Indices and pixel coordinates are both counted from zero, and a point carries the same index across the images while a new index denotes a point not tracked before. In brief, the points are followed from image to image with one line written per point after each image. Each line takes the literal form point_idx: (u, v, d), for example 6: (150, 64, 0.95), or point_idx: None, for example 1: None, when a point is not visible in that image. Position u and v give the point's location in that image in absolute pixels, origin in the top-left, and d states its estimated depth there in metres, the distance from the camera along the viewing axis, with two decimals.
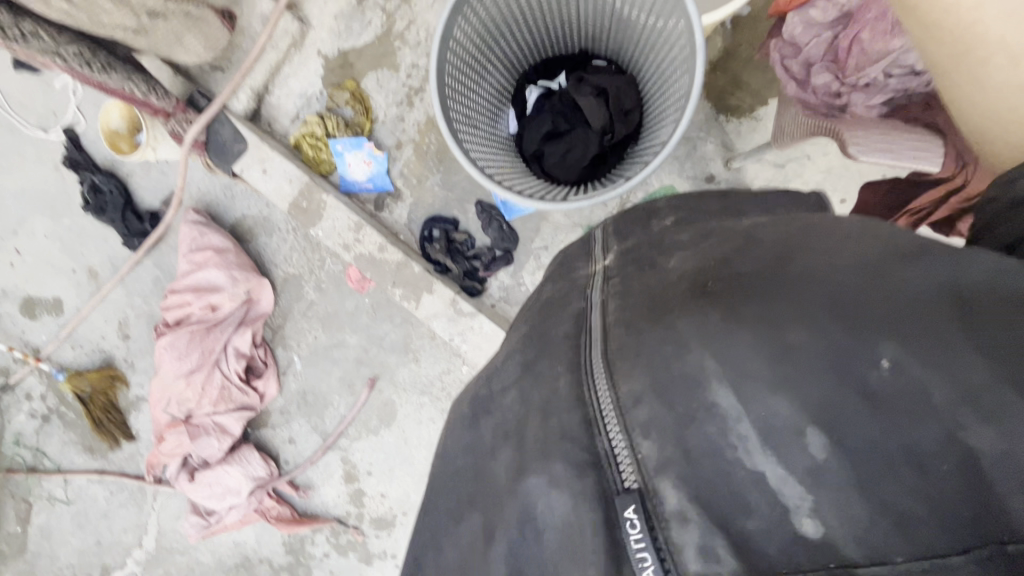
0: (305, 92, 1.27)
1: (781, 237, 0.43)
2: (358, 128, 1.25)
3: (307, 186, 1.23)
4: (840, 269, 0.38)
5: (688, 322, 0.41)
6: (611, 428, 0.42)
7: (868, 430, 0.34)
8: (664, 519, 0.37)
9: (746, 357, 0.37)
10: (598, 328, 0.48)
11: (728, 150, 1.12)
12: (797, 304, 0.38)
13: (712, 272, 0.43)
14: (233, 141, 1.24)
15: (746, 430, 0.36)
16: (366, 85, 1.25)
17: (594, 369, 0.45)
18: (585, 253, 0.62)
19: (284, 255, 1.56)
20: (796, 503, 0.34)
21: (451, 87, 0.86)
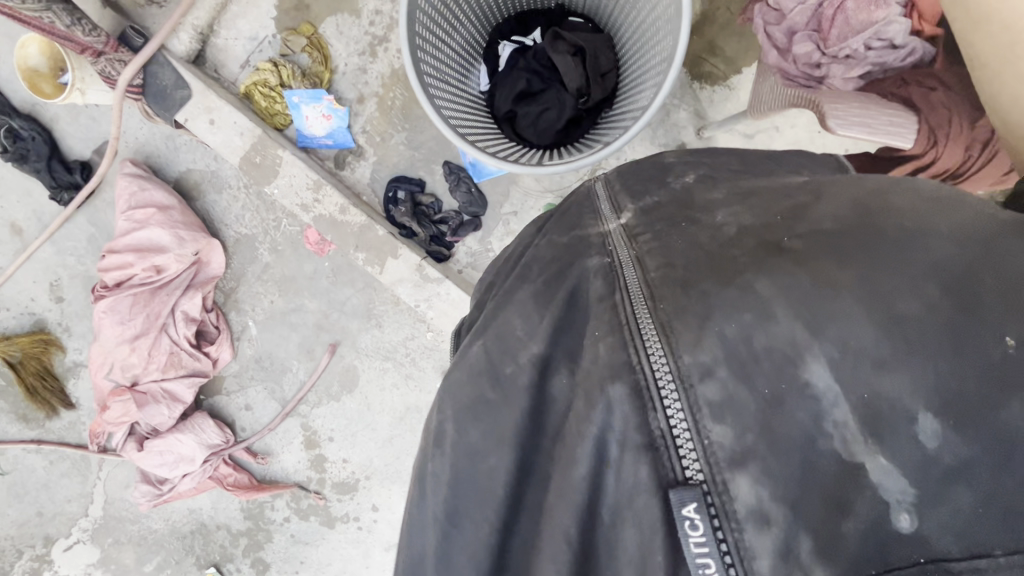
0: (256, 35, 1.16)
1: (864, 202, 0.42)
2: (315, 78, 1.16)
3: (261, 141, 1.14)
4: (943, 242, 0.37)
5: (771, 286, 0.39)
6: (670, 404, 0.40)
7: (989, 415, 0.33)
8: (737, 520, 0.37)
9: (848, 327, 0.36)
10: (641, 286, 0.46)
11: (701, 119, 1.11)
12: (904, 278, 0.36)
13: (794, 235, 0.42)
14: (176, 86, 1.13)
15: (840, 409, 0.36)
16: (324, 31, 1.15)
17: (644, 334, 0.43)
18: (586, 211, 0.57)
19: (235, 214, 1.47)
20: (897, 498, 0.34)
21: (421, 38, 0.81)
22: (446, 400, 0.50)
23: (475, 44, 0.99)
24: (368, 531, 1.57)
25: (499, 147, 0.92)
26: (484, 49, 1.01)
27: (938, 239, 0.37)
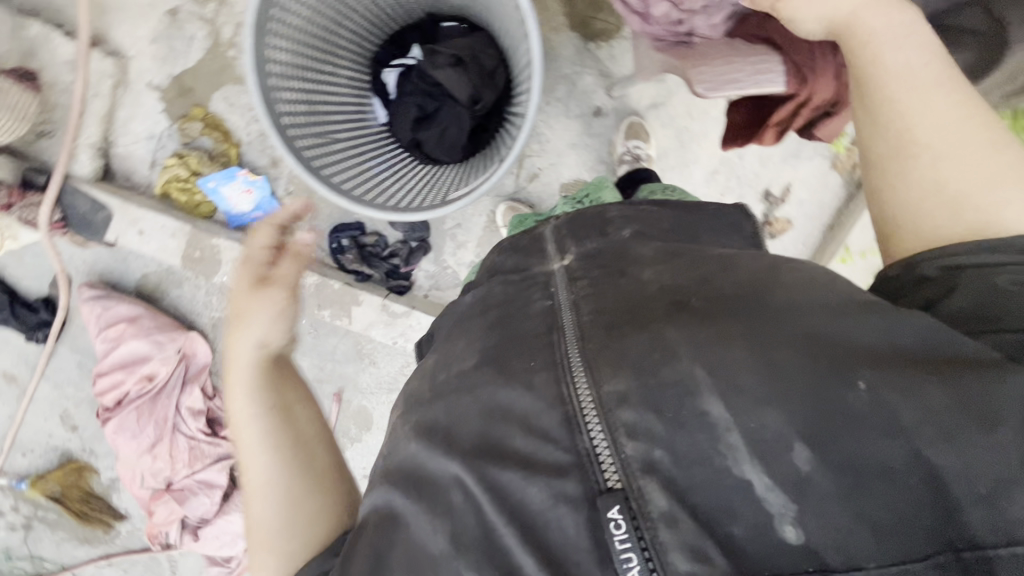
0: (152, 132, 1.14)
1: (756, 272, 0.48)
2: (224, 157, 1.14)
3: (193, 235, 1.15)
4: (809, 308, 0.44)
5: (677, 333, 0.44)
6: (591, 426, 0.42)
7: (850, 446, 0.38)
8: (651, 519, 0.38)
9: (735, 370, 0.41)
10: (571, 325, 0.48)
11: (608, 78, 1.08)
12: (779, 332, 0.42)
13: (698, 291, 0.47)
14: (95, 209, 1.13)
15: (734, 437, 0.39)
16: (216, 108, 1.13)
17: (572, 369, 0.45)
18: (534, 252, 0.60)
19: (203, 301, 1.48)
20: (780, 510, 0.37)
21: (287, 111, 0.80)
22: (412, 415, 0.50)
23: (360, 83, 0.97)
24: None
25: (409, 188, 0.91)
26: (370, 82, 0.98)
27: (806, 306, 0.44)
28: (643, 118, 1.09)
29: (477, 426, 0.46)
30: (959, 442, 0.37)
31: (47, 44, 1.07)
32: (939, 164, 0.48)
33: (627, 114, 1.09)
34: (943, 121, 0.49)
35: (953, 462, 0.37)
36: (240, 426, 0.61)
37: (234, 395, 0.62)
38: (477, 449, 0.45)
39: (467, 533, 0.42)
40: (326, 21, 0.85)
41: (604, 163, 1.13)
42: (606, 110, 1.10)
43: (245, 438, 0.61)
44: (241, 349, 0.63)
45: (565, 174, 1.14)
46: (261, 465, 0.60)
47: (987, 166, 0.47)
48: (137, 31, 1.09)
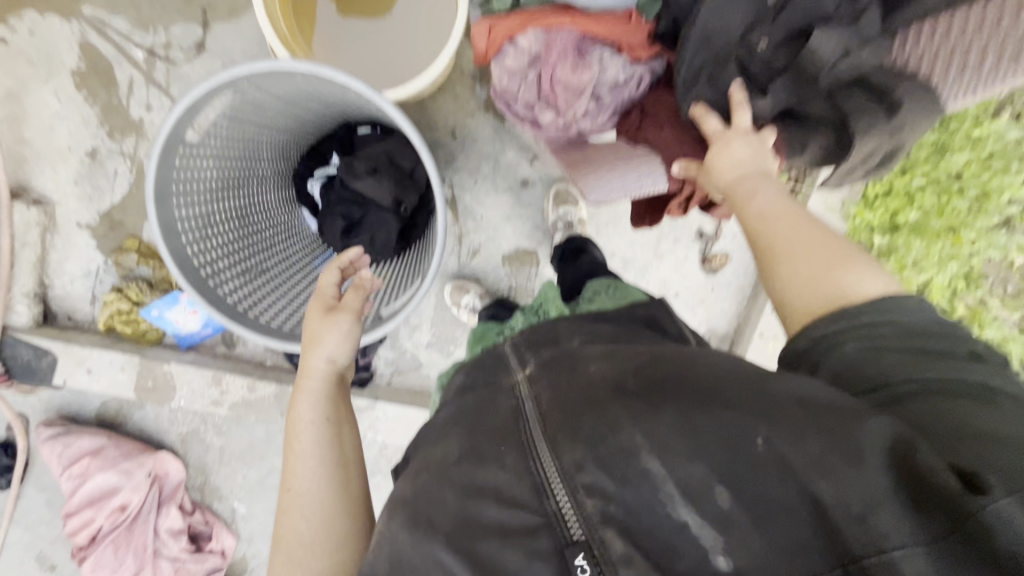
0: (89, 269, 1.14)
1: (678, 356, 0.46)
2: (165, 284, 1.15)
3: (143, 365, 1.14)
4: (719, 376, 0.43)
5: (623, 410, 0.42)
6: (558, 490, 0.40)
7: (760, 485, 0.37)
8: (614, 565, 0.37)
9: (670, 433, 0.40)
10: (536, 418, 0.44)
11: (529, 150, 1.12)
12: (694, 397, 0.41)
13: (637, 372, 0.45)
14: (39, 355, 1.12)
15: (669, 487, 0.38)
16: (148, 236, 1.13)
17: (537, 445, 0.42)
18: (498, 369, 0.54)
19: (168, 418, 1.45)
20: (711, 542, 0.37)
21: (208, 258, 0.80)
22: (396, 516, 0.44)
23: (284, 196, 0.97)
24: None
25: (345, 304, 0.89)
26: (295, 193, 0.98)
27: (714, 376, 0.43)
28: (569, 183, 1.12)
29: (451, 511, 0.41)
30: (835, 470, 0.37)
31: None
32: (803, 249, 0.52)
33: (552, 181, 1.12)
34: (786, 220, 0.54)
35: (829, 489, 0.36)
36: (299, 440, 0.59)
37: (298, 408, 0.61)
38: (453, 523, 0.41)
39: None
40: (237, 154, 0.83)
41: (540, 229, 1.15)
42: (531, 180, 1.13)
43: (300, 457, 0.58)
44: (314, 363, 0.63)
45: (503, 245, 1.16)
46: (312, 488, 0.56)
47: (825, 252, 0.51)
48: (59, 175, 1.10)
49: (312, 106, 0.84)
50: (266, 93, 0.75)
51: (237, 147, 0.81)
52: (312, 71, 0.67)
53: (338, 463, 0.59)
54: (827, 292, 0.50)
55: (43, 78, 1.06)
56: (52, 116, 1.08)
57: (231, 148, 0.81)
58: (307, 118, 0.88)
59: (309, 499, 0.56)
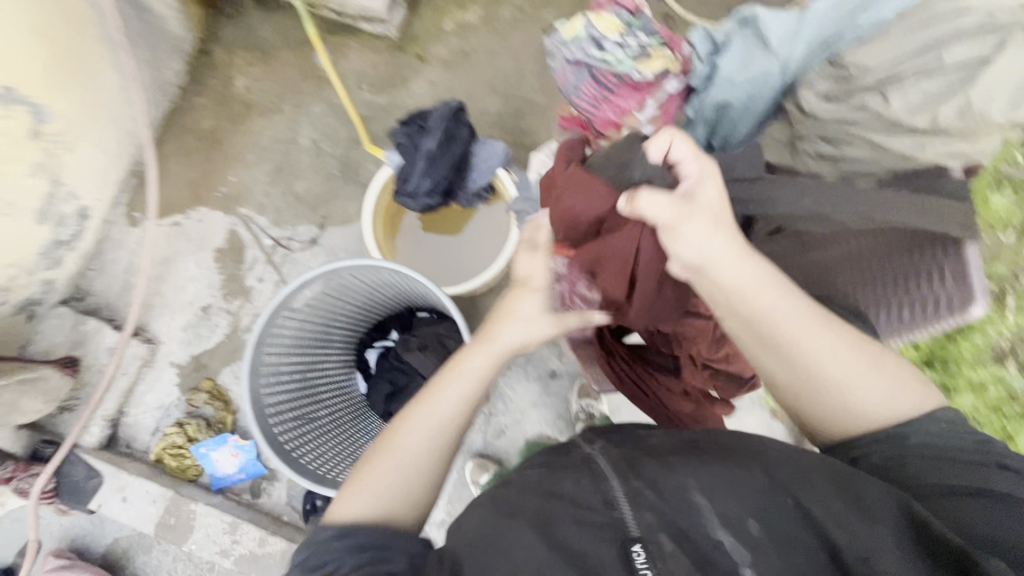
0: (163, 402, 1.30)
1: (735, 437, 0.55)
2: (220, 424, 1.27)
3: (173, 501, 1.19)
4: (768, 447, 0.53)
5: (682, 459, 0.52)
6: (623, 504, 0.50)
7: (788, 523, 0.46)
8: (664, 557, 0.46)
9: (713, 474, 0.49)
10: (605, 461, 0.54)
11: (560, 346, 1.27)
12: (739, 458, 0.51)
13: (696, 440, 0.55)
14: (88, 477, 1.21)
15: (711, 515, 0.47)
16: (223, 381, 1.31)
17: (609, 478, 0.52)
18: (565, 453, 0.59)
19: (168, 568, 1.40)
20: (741, 559, 0.45)
21: (274, 402, 0.92)
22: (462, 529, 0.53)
23: (346, 360, 1.14)
24: None
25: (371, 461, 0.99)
26: (353, 359, 1.16)
27: (760, 447, 0.53)
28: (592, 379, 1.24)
29: (536, 505, 0.52)
30: (851, 523, 0.45)
31: (97, 335, 1.29)
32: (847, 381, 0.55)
33: (578, 375, 1.25)
34: (827, 335, 0.55)
35: (843, 535, 0.45)
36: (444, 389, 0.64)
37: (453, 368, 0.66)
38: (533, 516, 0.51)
39: None
40: (319, 321, 1.01)
41: (562, 418, 1.24)
42: (560, 371, 1.26)
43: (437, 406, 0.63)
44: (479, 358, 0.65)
45: (527, 430, 1.25)
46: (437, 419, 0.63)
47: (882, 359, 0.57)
48: (174, 321, 1.34)
49: (387, 292, 1.05)
50: (358, 277, 0.96)
51: (324, 315, 1.01)
52: (396, 268, 0.89)
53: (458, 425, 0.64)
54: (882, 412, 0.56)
55: (193, 250, 1.38)
56: (187, 278, 1.37)
57: (320, 316, 1.00)
58: (380, 299, 1.09)
59: (427, 432, 0.62)
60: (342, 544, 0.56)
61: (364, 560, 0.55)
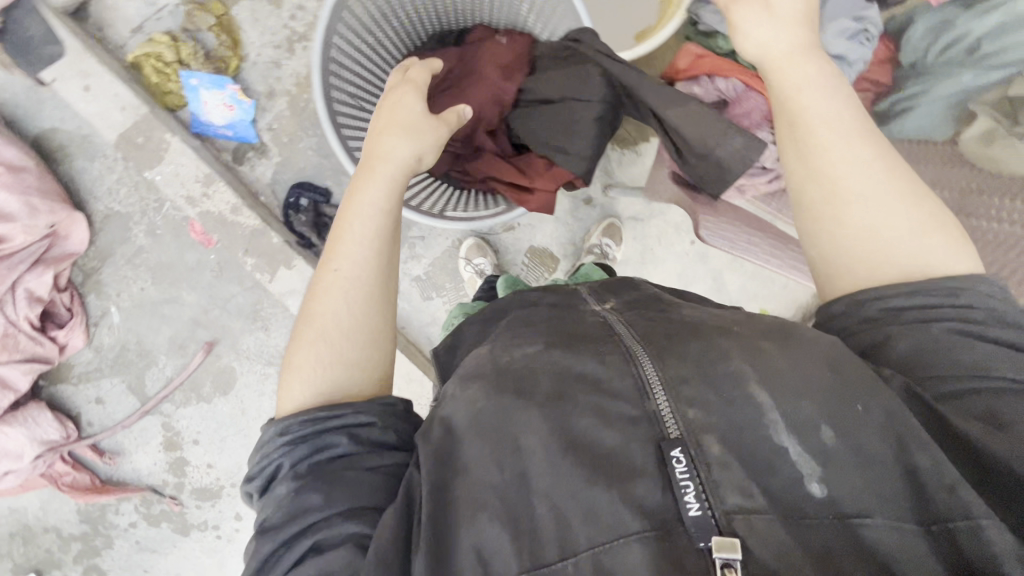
0: (155, 1, 1.05)
1: (780, 324, 0.54)
2: (221, 63, 1.06)
3: (146, 120, 1.03)
4: (823, 344, 0.51)
5: (728, 342, 0.51)
6: (657, 393, 0.48)
7: (862, 423, 0.46)
8: (708, 463, 0.44)
9: (781, 370, 0.48)
10: (627, 335, 0.54)
11: (608, 177, 1.19)
12: (798, 353, 0.50)
13: (731, 324, 0.54)
14: (45, 40, 0.99)
15: (775, 417, 0.46)
16: (237, 14, 1.07)
17: (641, 359, 0.50)
18: (595, 341, 0.54)
19: (108, 187, 1.31)
20: (808, 471, 0.45)
21: (338, 62, 0.84)
22: (458, 418, 0.52)
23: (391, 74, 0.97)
24: (226, 541, 1.55)
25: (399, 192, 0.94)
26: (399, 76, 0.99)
27: (816, 344, 0.51)
28: (621, 223, 1.20)
29: (550, 375, 0.52)
30: (913, 441, 0.46)
31: None
32: (863, 177, 0.58)
33: (609, 214, 1.21)
34: (857, 152, 0.59)
35: (926, 460, 0.45)
36: (346, 259, 0.65)
37: (350, 224, 0.67)
38: (546, 409, 0.50)
39: (535, 472, 0.48)
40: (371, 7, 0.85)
41: (574, 245, 1.21)
42: (595, 202, 1.20)
43: (352, 276, 0.65)
44: (398, 152, 0.72)
45: (536, 238, 1.21)
46: (356, 280, 0.65)
47: (907, 210, 0.57)
48: None
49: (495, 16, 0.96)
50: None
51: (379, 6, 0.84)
52: None
53: (391, 240, 0.69)
54: (902, 256, 0.57)
55: None
56: None
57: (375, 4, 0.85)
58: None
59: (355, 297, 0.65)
60: (283, 443, 0.59)
61: (298, 454, 0.58)
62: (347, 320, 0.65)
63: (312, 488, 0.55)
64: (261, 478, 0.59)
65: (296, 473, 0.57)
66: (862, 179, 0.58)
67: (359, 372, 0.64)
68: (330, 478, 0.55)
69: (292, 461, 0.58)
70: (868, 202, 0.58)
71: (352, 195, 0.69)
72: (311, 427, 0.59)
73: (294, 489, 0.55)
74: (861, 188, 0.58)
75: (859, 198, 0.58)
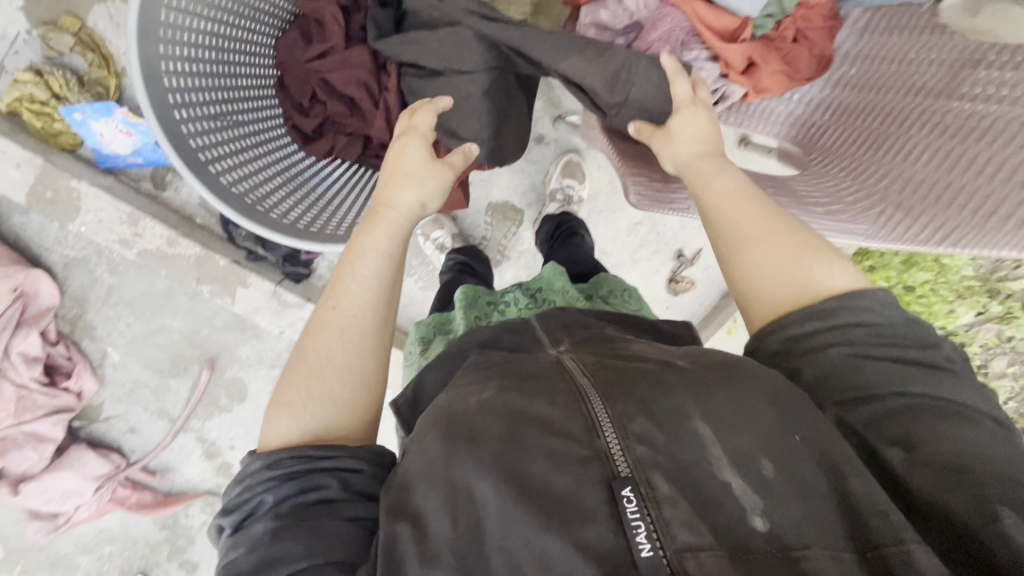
0: (4, 33, 0.92)
1: (721, 357, 0.50)
2: (100, 88, 0.95)
3: (46, 171, 0.96)
4: (772, 378, 0.48)
5: (674, 377, 0.48)
6: (608, 432, 0.44)
7: (802, 455, 0.44)
8: (658, 502, 0.41)
9: (724, 407, 0.45)
10: (570, 369, 0.50)
11: (555, 108, 1.07)
12: (745, 385, 0.47)
13: (677, 359, 0.51)
14: None
15: (719, 453, 0.43)
16: (95, 25, 0.94)
17: (589, 395, 0.46)
18: (548, 377, 0.49)
19: (55, 237, 1.30)
20: (750, 507, 0.41)
21: (173, 76, 0.72)
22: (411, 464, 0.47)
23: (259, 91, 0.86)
24: None
25: (290, 198, 0.85)
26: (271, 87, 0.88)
27: (754, 379, 0.48)
28: (581, 157, 1.09)
29: (502, 422, 0.46)
30: (847, 470, 0.44)
31: None
32: (741, 210, 0.61)
33: (565, 149, 1.10)
34: (740, 208, 0.61)
35: (857, 485, 0.43)
36: (347, 295, 0.56)
37: (353, 266, 0.58)
38: (502, 461, 0.44)
39: (486, 514, 0.43)
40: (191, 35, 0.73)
41: (535, 191, 1.12)
42: (547, 139, 1.09)
43: (353, 310, 0.56)
44: (404, 200, 0.63)
45: (494, 193, 1.11)
46: (359, 316, 0.56)
47: (789, 244, 0.57)
48: None
49: None
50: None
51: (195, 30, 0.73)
52: None
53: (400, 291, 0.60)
54: (793, 280, 0.56)
55: None
56: None
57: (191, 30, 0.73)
58: None
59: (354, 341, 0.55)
60: (267, 478, 0.49)
61: (285, 493, 0.48)
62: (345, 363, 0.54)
63: (289, 536, 0.46)
64: (237, 512, 0.49)
65: (278, 516, 0.47)
66: (741, 212, 0.61)
67: (351, 415, 0.53)
68: (312, 526, 0.46)
69: (276, 499, 0.48)
70: (749, 229, 0.59)
71: (354, 240, 0.60)
72: (301, 466, 0.49)
73: (271, 531, 0.46)
74: (740, 217, 0.60)
75: (739, 225, 0.60)
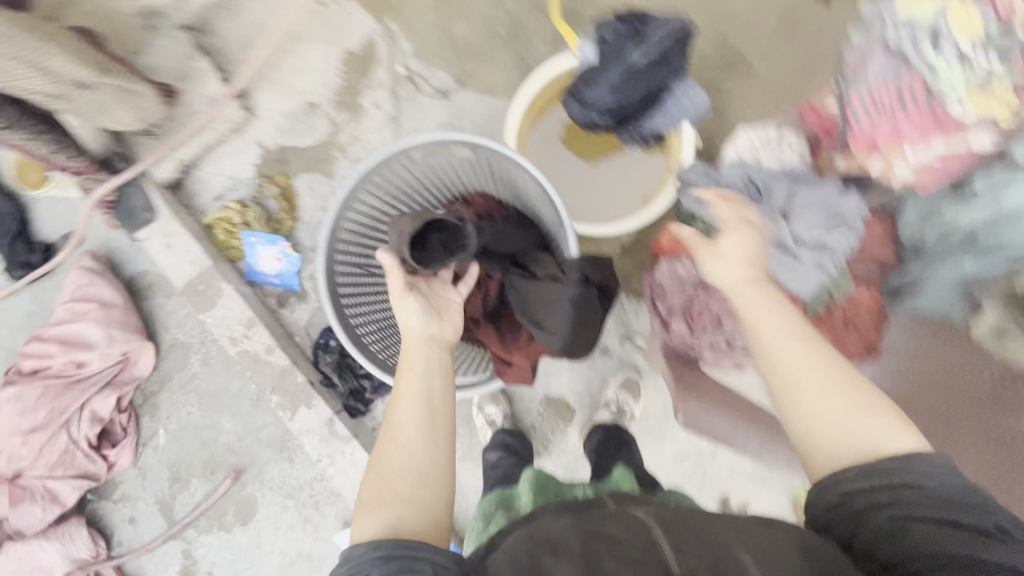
0: (235, 175, 1.26)
1: (780, 524, 0.54)
2: (278, 224, 1.24)
3: (209, 271, 1.20)
4: (820, 542, 0.51)
5: (731, 529, 0.52)
6: (665, 549, 0.49)
7: None
8: None
9: (772, 552, 0.49)
10: (639, 514, 0.55)
11: (626, 328, 1.18)
12: (785, 545, 0.50)
13: (731, 518, 0.54)
14: (144, 208, 1.20)
15: None
16: (297, 184, 1.26)
17: (655, 526, 0.52)
18: (619, 517, 0.54)
19: (178, 321, 1.48)
20: None
21: (345, 262, 0.93)
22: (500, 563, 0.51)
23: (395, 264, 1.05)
24: None
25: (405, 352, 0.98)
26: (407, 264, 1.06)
27: (798, 540, 0.51)
28: (640, 377, 1.16)
29: (575, 534, 0.51)
30: None
31: (201, 83, 1.23)
32: (802, 363, 0.66)
33: (628, 366, 1.17)
34: (803, 362, 0.67)
35: None
36: (398, 409, 0.66)
37: (399, 391, 0.67)
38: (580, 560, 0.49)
39: None
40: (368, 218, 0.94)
41: (591, 396, 1.18)
42: (612, 352, 1.18)
43: (403, 421, 0.65)
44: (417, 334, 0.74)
45: (552, 387, 1.19)
46: (410, 431, 0.64)
47: (857, 403, 0.63)
48: (277, 102, 1.25)
49: (497, 190, 1.02)
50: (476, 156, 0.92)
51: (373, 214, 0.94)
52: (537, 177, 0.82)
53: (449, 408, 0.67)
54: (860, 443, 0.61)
55: (326, 41, 1.25)
56: (307, 66, 1.25)
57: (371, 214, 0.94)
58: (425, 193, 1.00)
59: (417, 454, 0.63)
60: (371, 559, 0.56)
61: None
62: (426, 462, 0.63)
63: None
64: None
65: None
66: (800, 378, 0.66)
67: (427, 513, 0.60)
68: None
69: None
70: (809, 380, 0.65)
71: (401, 371, 0.70)
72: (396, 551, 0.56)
73: None
74: (805, 371, 0.65)
75: (796, 383, 0.66)
